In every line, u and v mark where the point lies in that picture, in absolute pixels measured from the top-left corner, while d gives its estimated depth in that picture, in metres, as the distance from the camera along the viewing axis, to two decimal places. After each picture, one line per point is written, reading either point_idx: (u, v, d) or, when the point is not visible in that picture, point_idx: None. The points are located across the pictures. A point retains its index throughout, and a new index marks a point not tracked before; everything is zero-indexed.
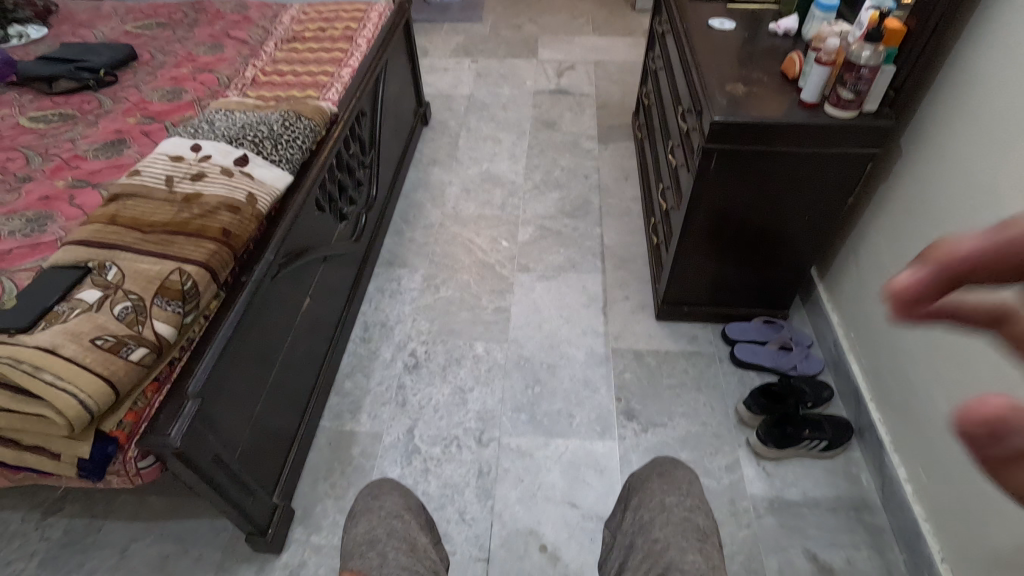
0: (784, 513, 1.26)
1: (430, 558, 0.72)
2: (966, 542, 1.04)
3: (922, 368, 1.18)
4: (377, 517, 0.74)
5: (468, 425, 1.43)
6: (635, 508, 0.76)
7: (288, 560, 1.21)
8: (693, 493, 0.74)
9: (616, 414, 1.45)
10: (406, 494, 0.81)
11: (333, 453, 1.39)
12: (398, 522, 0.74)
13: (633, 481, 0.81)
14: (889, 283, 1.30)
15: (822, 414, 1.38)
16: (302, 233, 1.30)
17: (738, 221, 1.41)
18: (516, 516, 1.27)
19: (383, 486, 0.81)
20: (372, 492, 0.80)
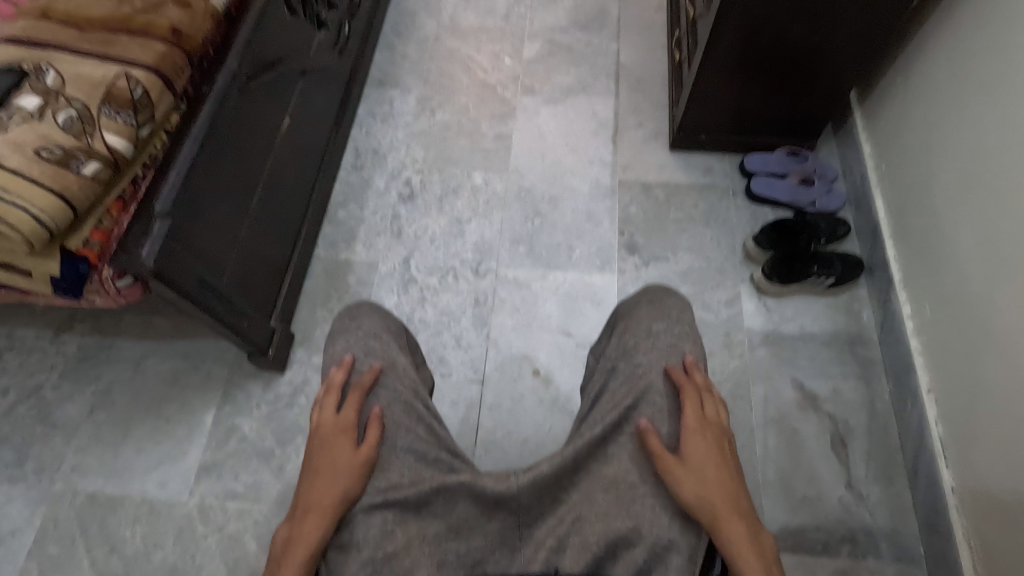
0: (778, 346, 1.26)
1: (408, 376, 0.72)
2: (958, 376, 1.04)
3: (955, 202, 1.08)
4: (354, 338, 0.73)
5: (464, 256, 1.40)
6: (619, 334, 0.73)
7: (292, 378, 1.27)
8: (684, 320, 0.71)
9: (617, 247, 1.39)
10: (387, 316, 0.78)
11: (329, 281, 1.38)
12: (377, 342, 0.73)
13: (619, 309, 0.77)
14: (939, 106, 1.14)
15: (834, 250, 1.31)
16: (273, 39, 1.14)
17: (777, 31, 1.20)
18: (511, 343, 1.29)
19: (360, 306, 0.77)
20: (348, 312, 0.76)
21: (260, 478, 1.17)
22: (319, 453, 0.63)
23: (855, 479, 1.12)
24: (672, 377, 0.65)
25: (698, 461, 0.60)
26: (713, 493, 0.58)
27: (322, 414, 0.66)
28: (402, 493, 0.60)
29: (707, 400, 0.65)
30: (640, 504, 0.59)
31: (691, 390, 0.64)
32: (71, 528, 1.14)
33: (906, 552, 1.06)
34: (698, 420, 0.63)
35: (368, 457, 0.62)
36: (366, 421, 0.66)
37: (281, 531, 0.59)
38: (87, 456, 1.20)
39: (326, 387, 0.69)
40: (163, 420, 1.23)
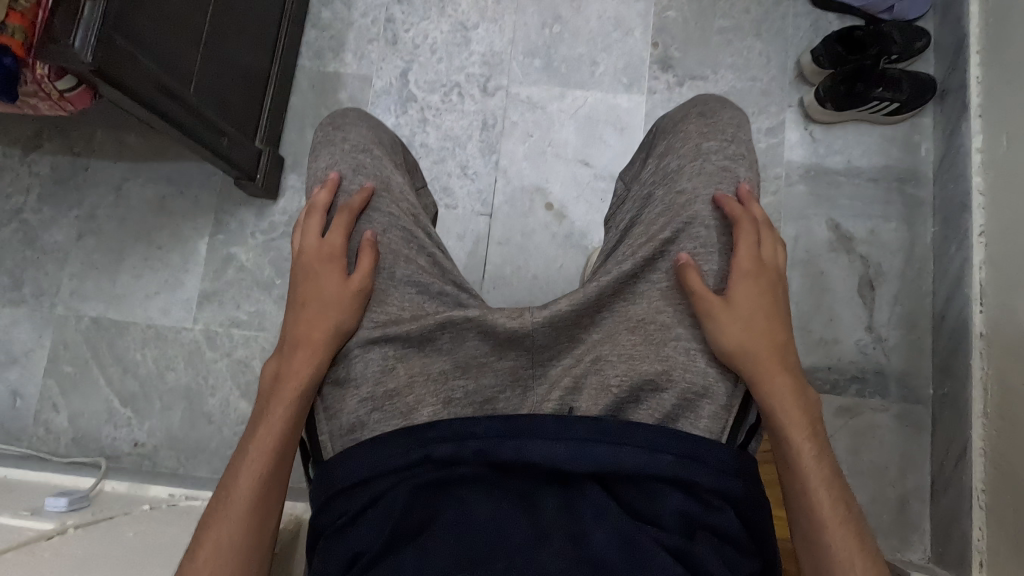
0: (818, 182, 1.14)
1: (406, 200, 0.62)
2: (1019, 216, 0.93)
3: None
4: (341, 153, 0.61)
5: (471, 71, 1.21)
6: (657, 155, 0.61)
7: (285, 207, 1.17)
8: (739, 139, 0.59)
9: (649, 63, 1.20)
10: (380, 128, 0.65)
11: (318, 98, 1.21)
12: (367, 158, 0.61)
13: (660, 127, 0.64)
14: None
15: (905, 69, 1.11)
16: None
17: None
18: (523, 173, 1.17)
19: (347, 115, 0.64)
20: (332, 119, 0.64)
21: (263, 308, 1.14)
22: (304, 282, 0.57)
23: (877, 323, 1.08)
24: (726, 209, 0.56)
25: (747, 307, 0.54)
26: (757, 342, 0.53)
27: (305, 239, 0.58)
28: (404, 329, 0.54)
29: (765, 237, 0.57)
30: (673, 347, 0.55)
31: (747, 225, 0.55)
32: (81, 350, 1.14)
33: (914, 392, 1.06)
34: (753, 262, 0.55)
35: (360, 289, 0.55)
36: (357, 248, 0.58)
37: (271, 361, 0.56)
38: (84, 282, 1.17)
39: (308, 207, 0.60)
40: (155, 248, 1.17)
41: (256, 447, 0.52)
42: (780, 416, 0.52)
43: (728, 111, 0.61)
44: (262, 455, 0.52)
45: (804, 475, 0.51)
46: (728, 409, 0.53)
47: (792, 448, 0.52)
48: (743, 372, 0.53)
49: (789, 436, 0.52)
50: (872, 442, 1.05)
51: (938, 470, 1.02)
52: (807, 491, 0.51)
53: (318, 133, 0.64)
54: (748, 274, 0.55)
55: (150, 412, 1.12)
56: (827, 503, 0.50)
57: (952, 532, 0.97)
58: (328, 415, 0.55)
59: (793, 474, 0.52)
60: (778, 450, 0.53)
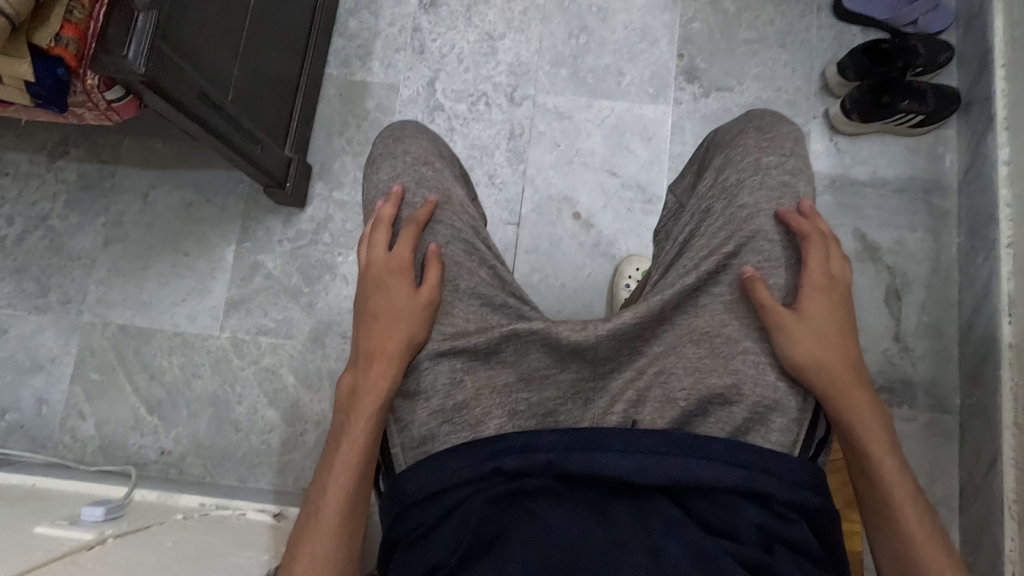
0: (844, 193, 1.14)
1: (466, 212, 0.62)
2: None
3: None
4: (403, 165, 0.62)
5: (498, 81, 1.21)
6: (714, 168, 0.62)
7: (313, 215, 1.18)
8: (797, 153, 0.60)
9: (674, 74, 1.21)
10: (435, 140, 0.66)
11: (345, 106, 1.22)
12: (428, 170, 0.62)
13: (715, 140, 0.65)
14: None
15: (930, 81, 1.12)
16: None
17: None
18: (550, 182, 1.17)
19: (406, 127, 0.65)
20: (392, 132, 0.65)
21: (290, 315, 1.14)
22: (374, 295, 0.57)
23: (904, 332, 1.09)
24: (792, 225, 0.57)
25: (820, 322, 0.55)
26: (832, 357, 0.54)
27: (372, 252, 0.59)
28: (470, 342, 0.54)
29: (833, 251, 0.57)
30: (741, 361, 0.55)
31: (816, 240, 0.56)
32: (108, 357, 1.14)
33: (942, 402, 1.06)
34: (824, 276, 0.56)
35: (429, 301, 0.56)
36: (423, 261, 0.58)
37: (345, 376, 0.57)
38: (111, 289, 1.17)
39: (373, 220, 0.60)
40: (182, 255, 1.17)
41: (340, 468, 0.52)
42: (860, 432, 0.53)
43: (785, 125, 0.61)
44: (347, 476, 0.52)
45: (886, 488, 0.53)
46: (798, 424, 0.54)
47: (871, 462, 0.53)
48: (818, 388, 0.54)
49: (870, 452, 0.53)
50: None
51: (967, 480, 1.02)
52: (889, 502, 0.53)
53: (378, 145, 0.65)
54: (818, 289, 0.56)
55: (177, 420, 1.12)
56: (911, 515, 0.52)
57: (982, 542, 0.97)
58: (400, 426, 0.55)
59: (875, 485, 0.53)
60: (857, 464, 0.55)
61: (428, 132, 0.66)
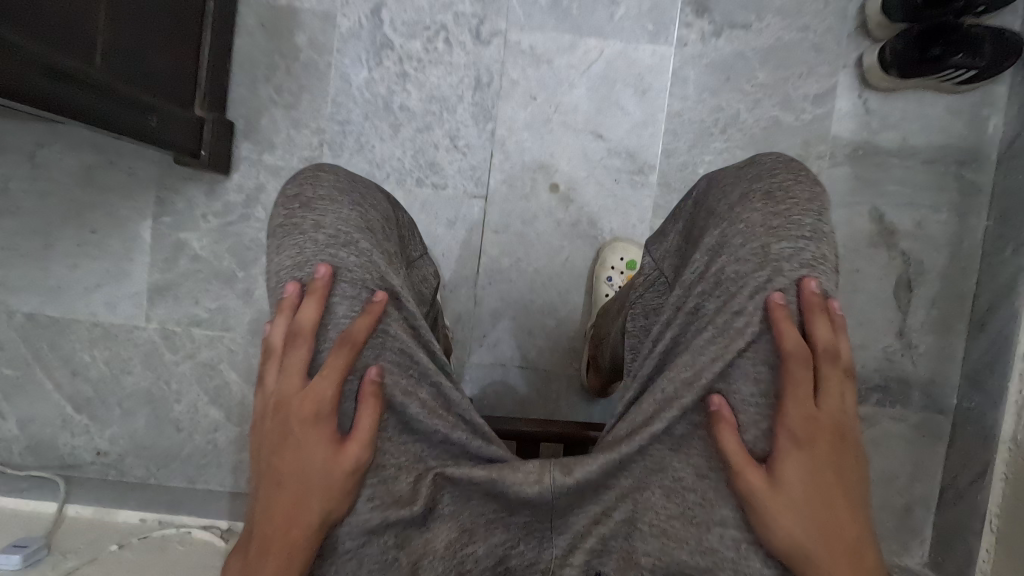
0: (866, 164, 0.98)
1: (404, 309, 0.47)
2: None
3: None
4: (306, 237, 0.45)
5: (460, 9, 0.96)
6: (710, 246, 0.47)
7: (240, 185, 0.98)
8: (820, 232, 0.45)
9: (681, 5, 0.97)
10: (356, 197, 0.49)
11: (269, 42, 0.97)
12: (349, 253, 0.45)
13: (714, 201, 0.50)
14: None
15: (991, 25, 0.91)
16: None
17: None
18: (524, 147, 0.98)
19: (320, 180, 0.48)
20: (299, 186, 0.48)
21: (226, 304, 1.00)
22: (281, 442, 0.43)
23: (908, 327, 1.00)
24: (781, 340, 0.42)
25: (794, 477, 0.42)
26: (813, 530, 0.42)
27: (283, 380, 0.44)
28: (405, 514, 0.43)
29: (824, 378, 0.43)
30: (720, 535, 0.44)
31: (801, 371, 0.42)
32: (20, 350, 1.01)
33: (936, 401, 1.01)
34: (807, 418, 0.43)
35: (361, 460, 0.42)
36: (356, 393, 0.44)
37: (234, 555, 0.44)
38: (10, 271, 1.00)
39: (289, 329, 0.43)
40: (89, 232, 0.99)
41: None
42: None
43: (809, 189, 0.46)
44: None
45: None
46: None
47: None
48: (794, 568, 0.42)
49: None
50: (885, 451, 1.01)
51: (948, 480, 0.99)
52: None
53: (279, 204, 0.48)
54: (796, 418, 0.43)
55: (110, 419, 1.01)
56: None
57: (953, 545, 0.96)
58: None
59: None
60: None
61: (347, 183, 0.49)
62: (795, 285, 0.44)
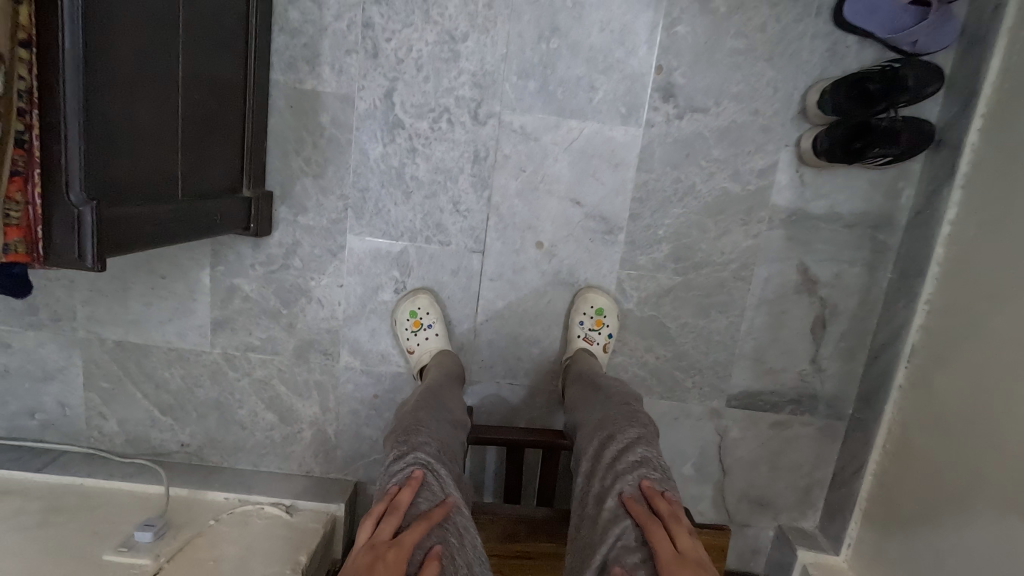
0: (797, 227, 1.19)
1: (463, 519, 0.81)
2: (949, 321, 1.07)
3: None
4: (411, 459, 0.83)
5: (461, 94, 1.12)
6: (585, 472, 0.85)
7: (281, 240, 1.19)
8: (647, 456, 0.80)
9: (650, 90, 1.12)
10: (442, 442, 0.90)
11: (297, 120, 1.14)
12: (436, 480, 0.82)
13: (588, 441, 0.89)
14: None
15: (910, 117, 1.07)
16: None
17: None
18: (515, 210, 1.18)
19: (420, 430, 0.89)
20: (409, 430, 0.89)
21: (273, 334, 1.24)
22: (371, 564, 0.69)
23: (820, 356, 1.25)
24: (634, 513, 0.73)
25: None
26: None
27: (377, 529, 0.74)
28: None
29: (677, 529, 0.69)
30: None
31: (652, 525, 0.70)
32: (113, 369, 1.27)
33: (837, 411, 1.28)
34: (673, 555, 0.67)
35: None
36: (424, 554, 0.72)
37: None
38: (97, 307, 1.23)
39: (390, 505, 0.77)
40: (158, 277, 1.21)
41: None
42: None
43: (635, 427, 0.85)
44: None
45: None
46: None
47: None
48: None
49: None
50: (794, 448, 1.30)
51: (839, 470, 1.29)
52: None
53: (394, 440, 0.88)
54: (665, 555, 0.67)
55: (188, 420, 1.29)
56: None
57: (836, 516, 1.28)
58: None
59: None
60: None
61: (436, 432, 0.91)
62: (637, 485, 0.77)
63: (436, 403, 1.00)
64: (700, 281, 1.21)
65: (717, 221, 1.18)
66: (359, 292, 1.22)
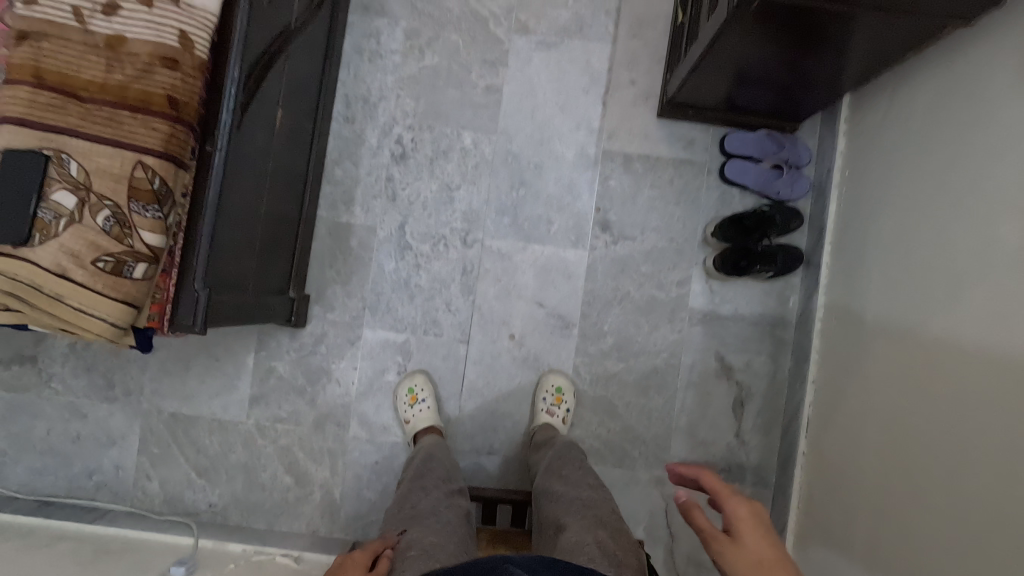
0: (711, 325, 1.53)
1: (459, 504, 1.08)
2: (827, 397, 1.36)
3: (973, 165, 1.02)
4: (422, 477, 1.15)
5: (454, 226, 1.55)
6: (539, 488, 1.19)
7: (312, 331, 1.55)
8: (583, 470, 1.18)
9: (592, 224, 1.54)
10: (445, 465, 1.20)
11: (334, 242, 1.55)
12: (442, 481, 1.14)
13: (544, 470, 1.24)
14: (923, 126, 1.17)
15: (780, 244, 1.47)
16: (266, 36, 1.08)
17: (758, 64, 1.22)
18: (493, 309, 1.54)
19: (431, 459, 1.21)
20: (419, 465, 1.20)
21: (298, 408, 1.55)
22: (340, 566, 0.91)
23: (743, 431, 1.52)
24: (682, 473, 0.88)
25: (748, 536, 0.75)
26: (762, 556, 0.73)
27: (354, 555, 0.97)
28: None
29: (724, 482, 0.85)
30: None
31: (706, 475, 0.85)
32: (165, 436, 1.56)
33: (763, 480, 1.52)
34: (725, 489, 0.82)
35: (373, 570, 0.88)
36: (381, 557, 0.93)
37: None
38: (162, 384, 1.56)
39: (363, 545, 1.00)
40: (213, 359, 1.55)
41: None
42: None
43: (573, 458, 1.23)
44: None
45: None
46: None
47: None
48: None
49: None
50: None
51: None
52: None
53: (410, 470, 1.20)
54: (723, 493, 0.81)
55: (219, 481, 1.55)
56: None
57: None
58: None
59: None
60: None
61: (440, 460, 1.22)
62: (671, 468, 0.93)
63: (436, 443, 1.31)
64: (639, 367, 1.53)
65: (649, 319, 1.53)
66: (370, 373, 1.55)
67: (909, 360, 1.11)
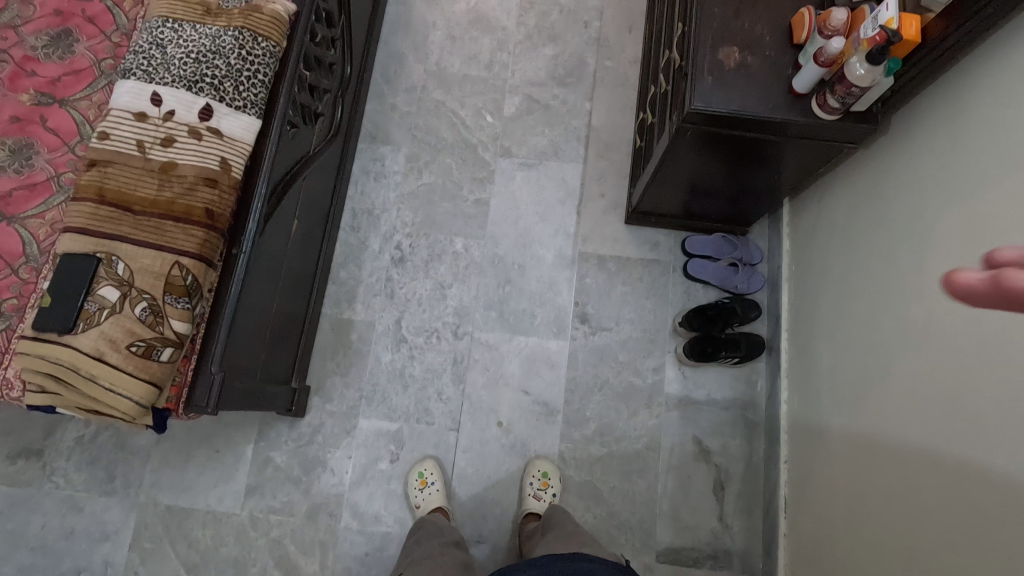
0: (687, 409, 1.63)
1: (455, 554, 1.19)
2: (799, 476, 1.44)
3: (896, 250, 1.18)
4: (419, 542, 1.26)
5: (446, 319, 1.70)
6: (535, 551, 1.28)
7: (310, 421, 1.64)
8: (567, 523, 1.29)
9: (572, 317, 1.70)
10: (439, 529, 1.31)
11: (335, 337, 1.69)
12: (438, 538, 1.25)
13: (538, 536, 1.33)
14: (848, 210, 1.36)
15: (742, 333, 1.61)
16: (288, 161, 1.31)
17: (702, 178, 1.44)
18: (481, 397, 1.64)
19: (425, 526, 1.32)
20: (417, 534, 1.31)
21: (292, 498, 1.59)
22: None
23: (725, 514, 1.56)
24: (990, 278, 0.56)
25: None
26: None
27: None
28: None
29: None
30: None
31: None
32: (158, 530, 1.58)
33: (750, 566, 1.53)
34: None
35: None
36: None
37: None
38: (161, 476, 1.61)
39: None
40: (214, 450, 1.62)
41: None
42: None
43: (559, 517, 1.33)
44: None
45: None
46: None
47: None
48: None
49: None
50: None
51: None
52: None
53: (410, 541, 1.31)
54: None
55: None
56: None
57: None
58: None
59: None
60: None
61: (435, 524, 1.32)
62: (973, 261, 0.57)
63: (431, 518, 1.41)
64: (621, 452, 1.60)
65: (627, 405, 1.63)
66: (364, 461, 1.61)
67: (872, 410, 1.18)
